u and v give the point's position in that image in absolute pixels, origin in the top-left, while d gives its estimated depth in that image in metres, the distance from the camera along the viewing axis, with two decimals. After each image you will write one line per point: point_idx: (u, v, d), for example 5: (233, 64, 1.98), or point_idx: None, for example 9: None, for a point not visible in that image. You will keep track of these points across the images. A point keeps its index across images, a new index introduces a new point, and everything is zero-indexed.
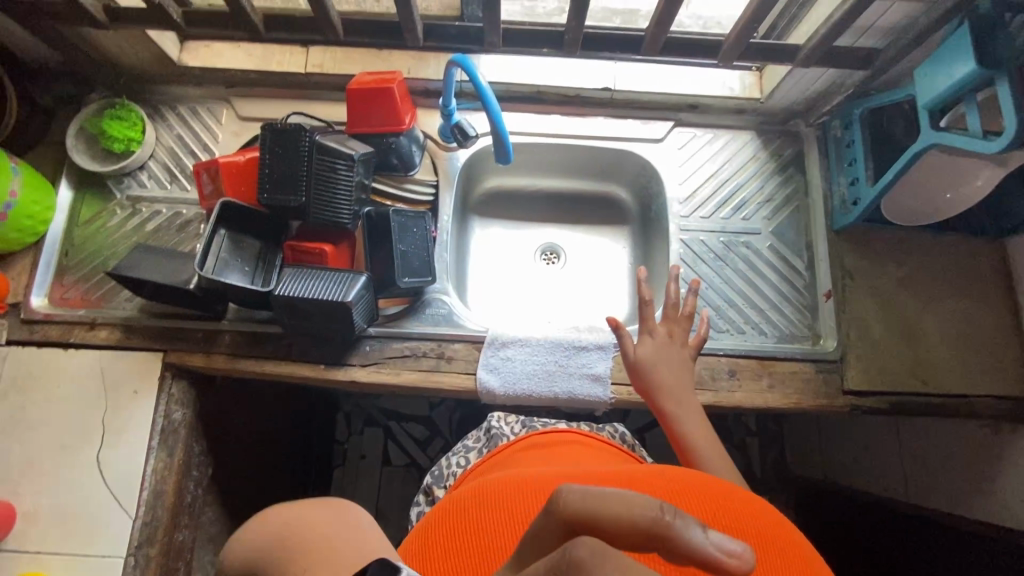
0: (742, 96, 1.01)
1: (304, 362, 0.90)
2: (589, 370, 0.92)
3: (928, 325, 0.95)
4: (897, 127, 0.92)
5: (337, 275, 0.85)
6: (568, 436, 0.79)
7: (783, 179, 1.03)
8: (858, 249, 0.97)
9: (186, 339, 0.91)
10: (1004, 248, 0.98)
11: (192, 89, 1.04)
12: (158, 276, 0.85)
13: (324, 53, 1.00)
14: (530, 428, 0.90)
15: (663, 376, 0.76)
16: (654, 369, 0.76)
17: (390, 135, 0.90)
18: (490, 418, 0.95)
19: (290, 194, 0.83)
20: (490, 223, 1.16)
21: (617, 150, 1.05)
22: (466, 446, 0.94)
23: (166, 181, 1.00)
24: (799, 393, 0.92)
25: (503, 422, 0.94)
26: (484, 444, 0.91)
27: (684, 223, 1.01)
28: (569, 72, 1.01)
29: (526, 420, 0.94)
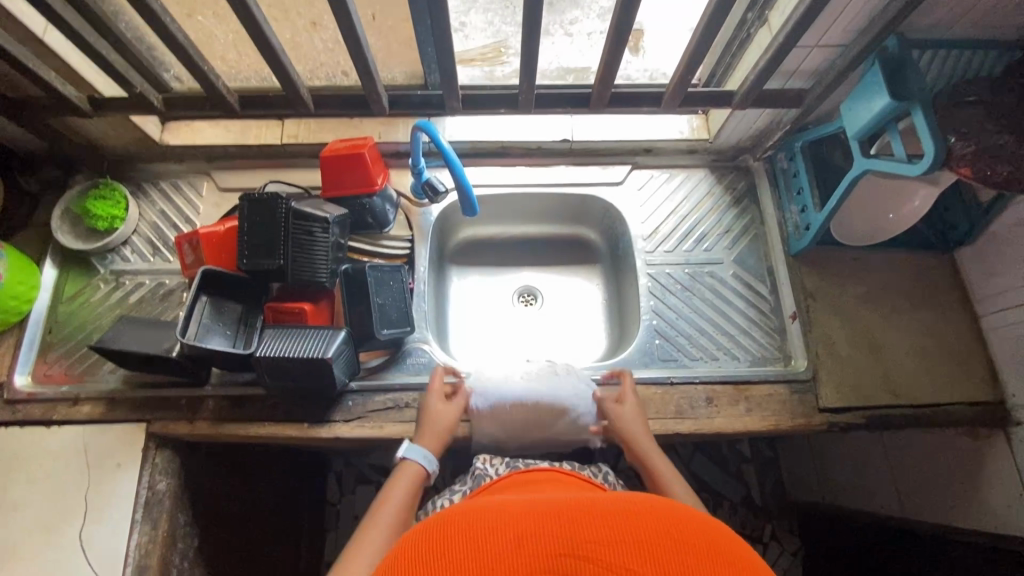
0: (692, 137, 1.08)
1: (288, 422, 0.91)
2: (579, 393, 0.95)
3: (893, 338, 0.99)
4: (836, 156, 0.98)
5: (316, 333, 0.87)
6: (550, 472, 0.77)
7: (739, 210, 1.09)
8: (816, 271, 1.02)
9: (169, 408, 0.92)
10: (953, 260, 1.03)
11: (174, 165, 1.09)
12: (141, 346, 0.87)
13: (299, 125, 1.06)
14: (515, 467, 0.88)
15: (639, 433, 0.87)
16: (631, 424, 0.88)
17: (363, 196, 0.95)
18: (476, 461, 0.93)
19: (269, 258, 0.87)
20: (467, 271, 1.20)
21: (580, 195, 1.11)
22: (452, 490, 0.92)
23: (148, 254, 1.04)
24: (777, 414, 0.94)
25: (488, 463, 0.92)
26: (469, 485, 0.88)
27: (650, 258, 1.06)
28: (530, 127, 1.08)
29: (510, 461, 0.92)
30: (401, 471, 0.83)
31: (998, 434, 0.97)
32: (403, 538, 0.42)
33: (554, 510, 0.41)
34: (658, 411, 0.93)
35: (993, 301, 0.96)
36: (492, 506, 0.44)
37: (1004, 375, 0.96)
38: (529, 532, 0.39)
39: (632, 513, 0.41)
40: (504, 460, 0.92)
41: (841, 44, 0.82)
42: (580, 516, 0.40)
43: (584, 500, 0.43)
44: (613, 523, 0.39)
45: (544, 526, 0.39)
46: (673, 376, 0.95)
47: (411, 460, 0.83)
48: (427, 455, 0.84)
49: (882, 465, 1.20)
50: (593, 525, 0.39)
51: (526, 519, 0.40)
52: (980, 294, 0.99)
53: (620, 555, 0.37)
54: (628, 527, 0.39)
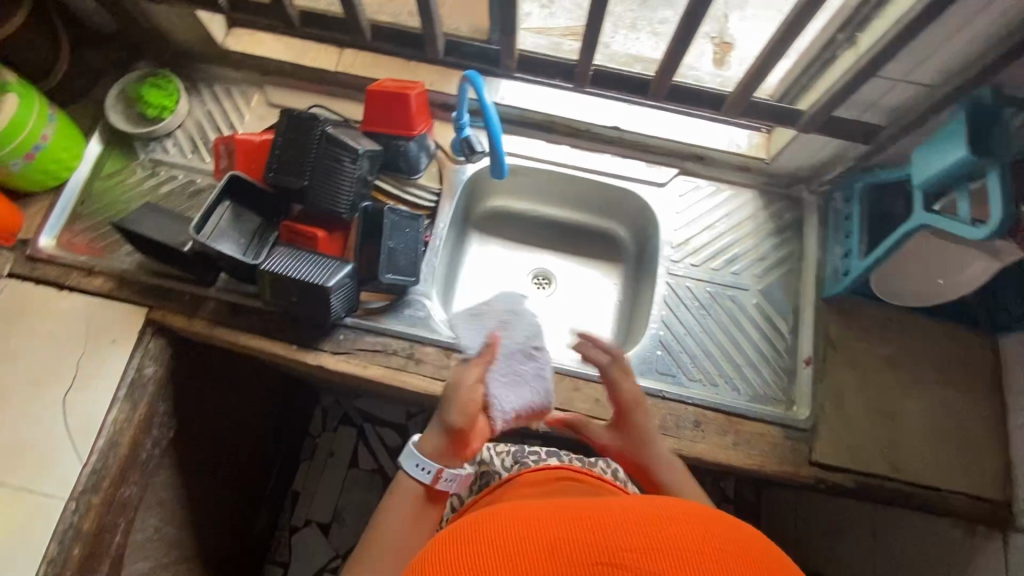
0: (748, 154, 1.03)
1: (278, 340, 0.92)
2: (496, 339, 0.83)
3: (908, 409, 0.92)
4: (897, 206, 0.93)
5: (323, 261, 0.87)
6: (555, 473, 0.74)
7: (778, 240, 1.03)
8: (844, 321, 0.96)
9: (172, 300, 0.94)
10: (997, 344, 0.96)
11: (231, 71, 1.10)
12: (157, 233, 0.89)
13: (356, 56, 1.06)
14: (521, 465, 0.89)
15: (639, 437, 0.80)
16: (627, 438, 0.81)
17: (400, 139, 0.95)
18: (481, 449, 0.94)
19: (294, 176, 0.87)
20: (488, 240, 1.18)
21: (618, 188, 1.07)
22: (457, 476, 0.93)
23: (188, 150, 1.06)
24: (764, 455, 0.89)
25: (493, 453, 0.93)
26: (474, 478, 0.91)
27: (674, 267, 1.02)
28: (584, 107, 1.05)
29: (517, 452, 0.92)
30: (396, 489, 0.74)
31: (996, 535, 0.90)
32: (447, 537, 0.42)
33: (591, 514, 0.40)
34: None
35: None
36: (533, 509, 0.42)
37: (1020, 476, 0.89)
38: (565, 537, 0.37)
39: (664, 520, 0.38)
40: (509, 450, 0.93)
41: (930, 85, 0.76)
42: (613, 521, 0.38)
43: (618, 507, 0.41)
44: (650, 529, 0.37)
45: (580, 530, 0.38)
46: (666, 392, 0.92)
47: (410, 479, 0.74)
48: (420, 464, 0.74)
49: (864, 539, 1.14)
50: (625, 531, 0.37)
51: (562, 526, 0.38)
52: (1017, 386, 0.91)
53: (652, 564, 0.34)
54: (661, 537, 0.37)
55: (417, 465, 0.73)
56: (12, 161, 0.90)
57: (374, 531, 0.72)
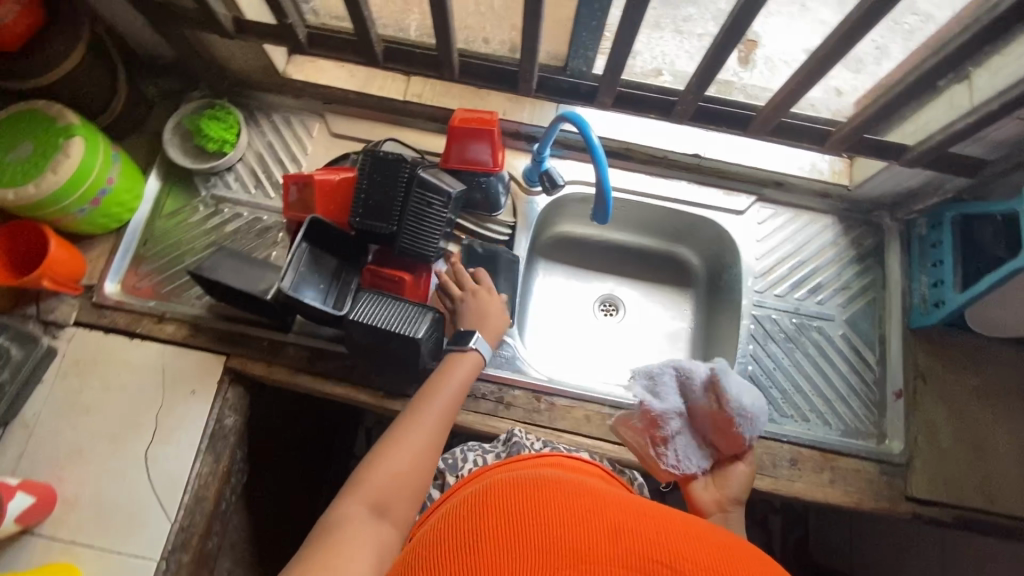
0: (830, 180, 1.01)
1: (363, 386, 0.90)
2: (680, 389, 0.75)
3: (1002, 441, 0.92)
4: (987, 238, 0.89)
5: (411, 309, 0.84)
6: (593, 468, 0.63)
7: (861, 268, 1.02)
8: (933, 353, 0.95)
9: (249, 347, 0.91)
10: None
11: (290, 100, 1.06)
12: (234, 281, 0.85)
13: (424, 84, 1.02)
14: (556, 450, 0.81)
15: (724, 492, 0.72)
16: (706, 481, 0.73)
17: (481, 175, 0.92)
18: (512, 428, 0.86)
19: (381, 220, 0.83)
20: (554, 267, 1.16)
21: (695, 216, 1.05)
22: (483, 446, 0.85)
23: (251, 185, 1.02)
24: (861, 492, 0.89)
25: (525, 434, 0.85)
26: (505, 450, 0.83)
27: (758, 298, 1.00)
28: (660, 134, 1.02)
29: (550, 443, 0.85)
30: (454, 360, 0.78)
31: None
32: (493, 498, 0.43)
33: (646, 516, 0.42)
34: None
35: None
36: (588, 494, 0.44)
37: None
38: (628, 529, 0.39)
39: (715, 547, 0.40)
40: (540, 438, 0.86)
41: None
42: (673, 533, 0.40)
43: (671, 517, 0.43)
44: (702, 547, 0.39)
45: (640, 527, 0.40)
46: (760, 429, 0.91)
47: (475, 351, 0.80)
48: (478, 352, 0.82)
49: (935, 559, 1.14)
50: (685, 545, 0.39)
51: (622, 515, 0.41)
52: None
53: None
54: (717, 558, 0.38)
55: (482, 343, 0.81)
56: (76, 209, 0.86)
57: (422, 396, 0.73)
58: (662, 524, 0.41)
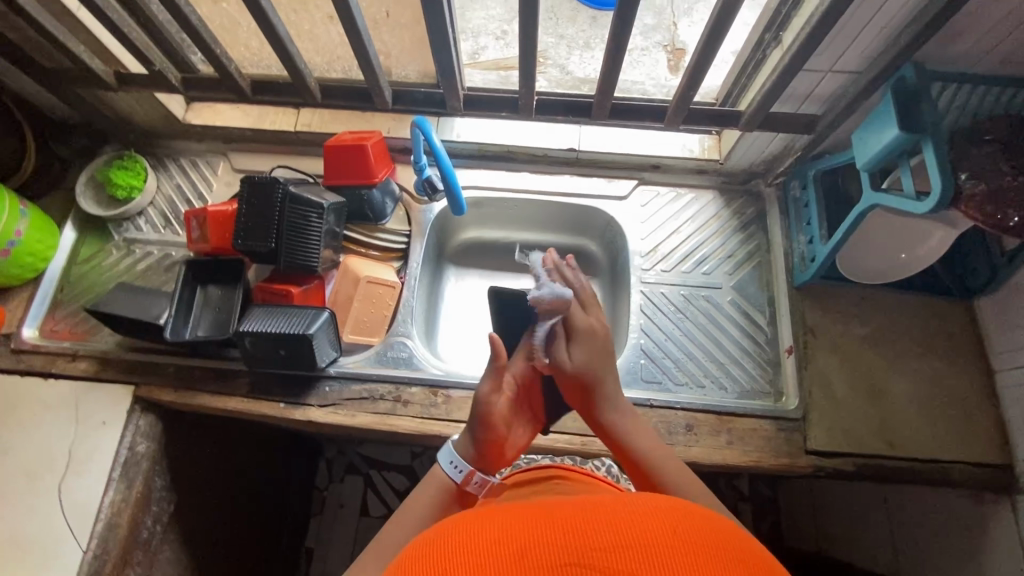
0: (702, 157, 1.06)
1: (266, 400, 0.93)
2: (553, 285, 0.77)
3: (895, 384, 0.93)
4: (852, 186, 0.95)
5: (302, 311, 0.90)
6: (548, 470, 0.71)
7: (744, 236, 1.05)
8: (819, 307, 0.97)
9: (158, 374, 0.95)
10: (971, 309, 0.97)
11: (195, 144, 1.14)
12: (131, 312, 0.90)
13: (313, 114, 1.10)
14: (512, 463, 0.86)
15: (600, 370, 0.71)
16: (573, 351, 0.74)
17: (363, 188, 0.98)
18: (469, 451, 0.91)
19: (263, 240, 0.90)
20: (465, 272, 1.19)
21: (582, 205, 1.10)
22: None
23: (160, 225, 1.09)
24: (760, 451, 0.89)
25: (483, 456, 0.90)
26: None
27: (644, 275, 1.04)
28: (537, 134, 1.09)
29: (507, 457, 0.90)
30: (427, 481, 0.68)
31: (1003, 501, 0.89)
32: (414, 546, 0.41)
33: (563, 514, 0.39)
34: None
35: (1010, 357, 0.90)
36: (507, 515, 0.41)
37: (1014, 436, 0.89)
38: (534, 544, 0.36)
39: (622, 517, 0.38)
40: None
41: (857, 71, 0.79)
42: (579, 525, 0.37)
43: (592, 506, 0.41)
44: (607, 527, 0.37)
45: (543, 536, 0.37)
46: (654, 400, 0.93)
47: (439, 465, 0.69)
48: (454, 462, 0.68)
49: (880, 520, 1.12)
50: (600, 528, 0.37)
51: (524, 530, 0.38)
52: (998, 347, 0.92)
53: (621, 562, 0.34)
54: (632, 531, 0.36)
55: (451, 461, 0.68)
56: None
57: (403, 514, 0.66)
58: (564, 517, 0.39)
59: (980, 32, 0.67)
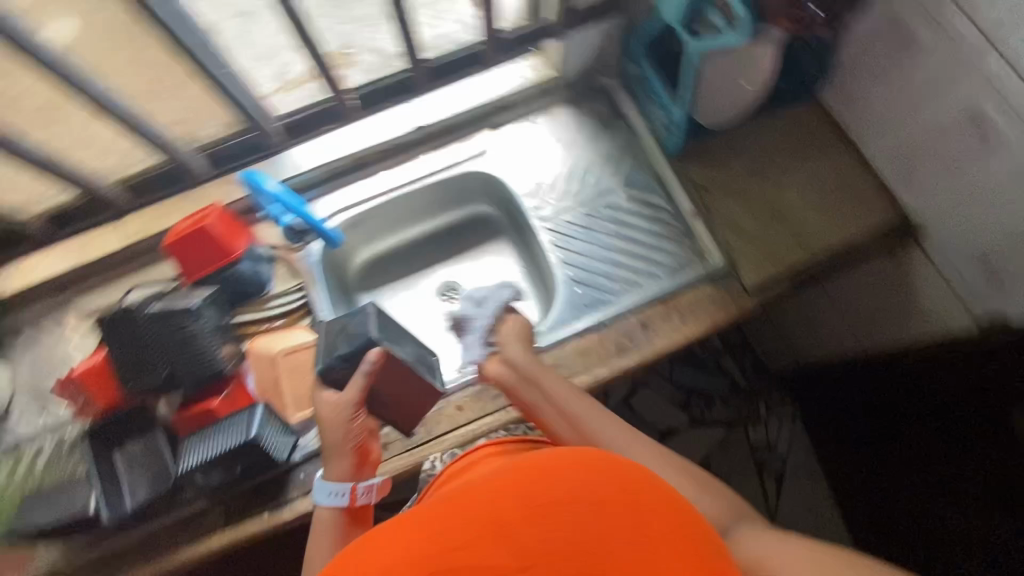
0: (536, 78, 1.07)
1: (248, 519, 0.87)
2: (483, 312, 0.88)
3: (789, 197, 0.99)
4: (675, 43, 0.97)
5: (233, 419, 0.84)
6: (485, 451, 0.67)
7: (609, 133, 1.07)
8: (700, 163, 1.02)
9: (124, 556, 0.87)
10: (819, 103, 1.04)
11: (27, 309, 0.99)
12: (56, 514, 0.81)
13: (138, 219, 0.98)
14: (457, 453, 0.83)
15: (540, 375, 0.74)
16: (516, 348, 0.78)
17: (228, 268, 0.90)
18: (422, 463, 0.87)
19: (152, 373, 0.82)
20: (379, 293, 1.14)
21: (453, 176, 1.07)
22: None
23: (38, 412, 0.95)
24: (710, 313, 0.94)
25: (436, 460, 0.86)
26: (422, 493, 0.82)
27: (542, 213, 1.05)
28: (376, 130, 1.03)
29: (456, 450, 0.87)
30: (319, 523, 0.72)
31: (911, 248, 0.99)
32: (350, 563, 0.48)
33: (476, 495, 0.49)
34: (602, 355, 0.92)
35: (865, 128, 0.98)
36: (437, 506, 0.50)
37: (896, 191, 0.98)
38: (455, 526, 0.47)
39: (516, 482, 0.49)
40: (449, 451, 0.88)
41: None
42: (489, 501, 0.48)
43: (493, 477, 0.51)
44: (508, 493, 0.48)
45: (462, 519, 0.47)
46: (604, 318, 0.95)
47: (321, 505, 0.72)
48: (335, 491, 0.72)
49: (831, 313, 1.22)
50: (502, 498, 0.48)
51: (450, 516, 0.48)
52: (853, 125, 1.00)
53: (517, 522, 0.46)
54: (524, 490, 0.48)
55: (329, 491, 0.72)
56: None
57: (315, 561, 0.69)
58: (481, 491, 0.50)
59: None
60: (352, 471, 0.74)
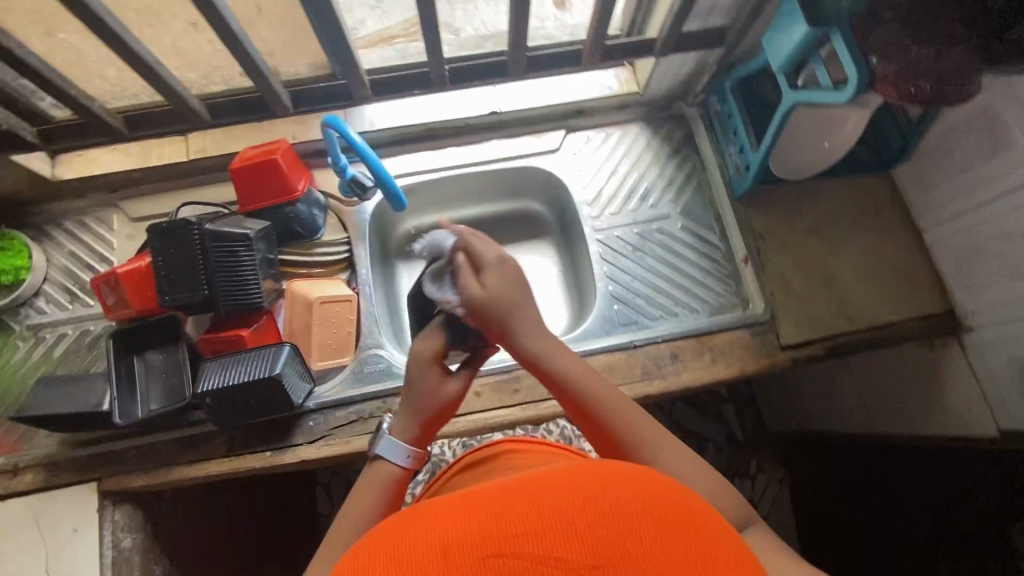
0: (622, 91, 1.05)
1: (249, 453, 0.87)
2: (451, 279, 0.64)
3: (842, 264, 0.99)
4: (767, 91, 0.96)
5: (260, 353, 0.84)
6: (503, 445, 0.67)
7: (678, 161, 1.07)
8: (763, 211, 1.01)
9: (120, 461, 0.87)
10: (891, 180, 1.04)
11: (77, 200, 1.00)
12: (66, 407, 0.81)
13: (205, 137, 0.98)
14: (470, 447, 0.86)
15: (512, 301, 0.59)
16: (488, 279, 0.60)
17: (285, 205, 0.90)
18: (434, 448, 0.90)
19: (192, 290, 0.82)
20: (416, 264, 1.14)
21: (516, 167, 1.07)
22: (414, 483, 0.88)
23: (66, 301, 0.96)
24: (742, 360, 0.94)
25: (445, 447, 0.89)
26: None
27: (596, 223, 1.04)
28: (453, 105, 1.03)
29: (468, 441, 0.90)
30: (370, 476, 0.62)
31: (951, 342, 0.98)
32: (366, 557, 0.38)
33: (524, 489, 0.39)
34: (626, 375, 0.93)
35: (933, 214, 0.97)
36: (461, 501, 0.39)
37: (950, 284, 0.98)
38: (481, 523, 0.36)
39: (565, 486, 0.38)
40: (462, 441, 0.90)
41: None
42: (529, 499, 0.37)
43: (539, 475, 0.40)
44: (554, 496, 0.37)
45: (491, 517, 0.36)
46: (636, 339, 0.95)
47: (384, 458, 0.63)
48: (409, 453, 0.63)
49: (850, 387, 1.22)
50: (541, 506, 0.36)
51: (477, 512, 0.37)
52: (921, 208, 0.99)
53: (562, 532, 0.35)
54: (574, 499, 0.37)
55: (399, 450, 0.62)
56: None
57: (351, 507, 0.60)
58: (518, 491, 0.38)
59: None
60: (424, 437, 0.64)
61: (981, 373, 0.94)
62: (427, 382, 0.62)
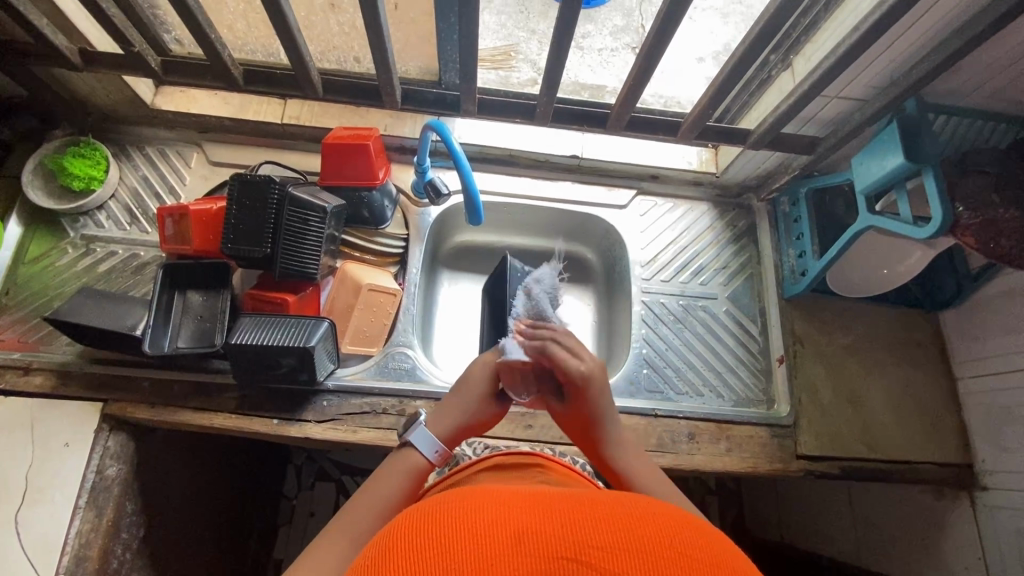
0: (700, 169, 1.09)
1: (257, 416, 0.87)
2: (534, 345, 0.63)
3: (873, 390, 1.00)
4: (838, 206, 1.00)
5: (298, 322, 0.84)
6: (532, 458, 0.62)
7: (737, 248, 1.10)
8: (807, 317, 1.03)
9: (131, 389, 0.87)
10: (936, 321, 1.05)
11: (164, 131, 1.03)
12: (101, 321, 0.81)
13: (302, 106, 1.02)
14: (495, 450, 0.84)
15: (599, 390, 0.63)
16: (595, 399, 0.63)
17: (362, 189, 0.93)
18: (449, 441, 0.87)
19: (255, 243, 0.83)
20: (459, 276, 1.16)
21: (581, 213, 1.10)
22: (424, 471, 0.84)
23: (125, 221, 0.98)
24: (755, 457, 0.94)
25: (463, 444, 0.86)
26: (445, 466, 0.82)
27: (646, 285, 1.06)
28: (539, 139, 1.07)
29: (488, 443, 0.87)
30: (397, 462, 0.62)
31: (962, 496, 0.97)
32: (421, 514, 0.35)
33: (587, 505, 0.35)
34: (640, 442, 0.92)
35: (971, 365, 0.98)
36: (517, 500, 0.35)
37: (974, 438, 0.98)
38: (541, 528, 0.32)
39: (636, 518, 0.34)
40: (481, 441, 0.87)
41: (861, 98, 0.82)
42: (593, 518, 0.33)
43: (602, 497, 0.36)
44: (625, 527, 0.33)
45: (552, 523, 0.32)
46: (658, 409, 0.95)
47: (415, 449, 0.62)
48: (437, 447, 0.63)
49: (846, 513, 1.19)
50: (605, 528, 0.32)
51: (537, 515, 0.33)
52: (960, 356, 1.00)
53: (631, 564, 0.30)
54: (644, 532, 0.32)
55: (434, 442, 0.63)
56: None
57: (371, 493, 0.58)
58: (583, 508, 0.34)
59: (976, 73, 0.72)
60: (452, 437, 0.66)
61: (987, 536, 0.93)
62: (475, 384, 0.68)
